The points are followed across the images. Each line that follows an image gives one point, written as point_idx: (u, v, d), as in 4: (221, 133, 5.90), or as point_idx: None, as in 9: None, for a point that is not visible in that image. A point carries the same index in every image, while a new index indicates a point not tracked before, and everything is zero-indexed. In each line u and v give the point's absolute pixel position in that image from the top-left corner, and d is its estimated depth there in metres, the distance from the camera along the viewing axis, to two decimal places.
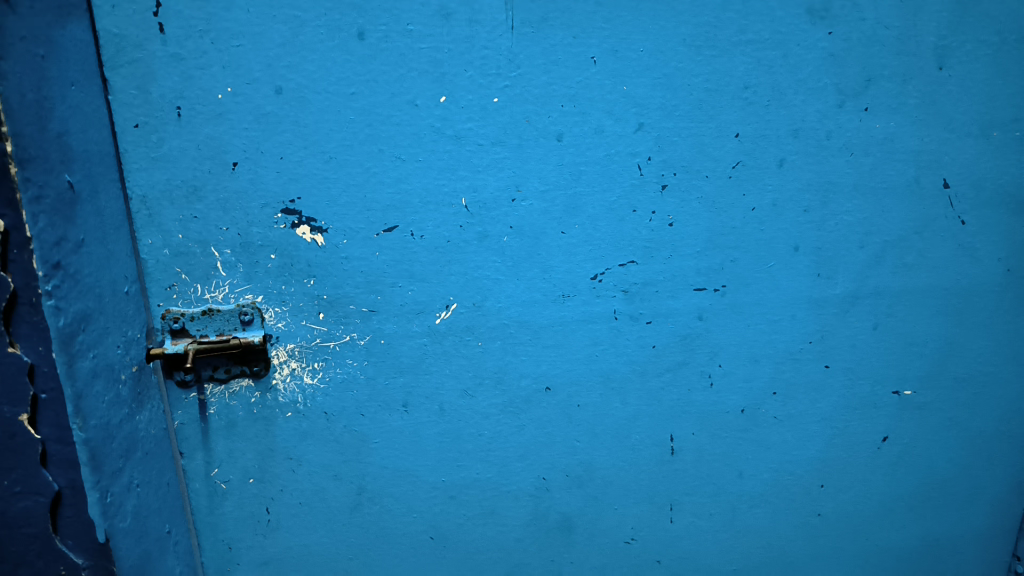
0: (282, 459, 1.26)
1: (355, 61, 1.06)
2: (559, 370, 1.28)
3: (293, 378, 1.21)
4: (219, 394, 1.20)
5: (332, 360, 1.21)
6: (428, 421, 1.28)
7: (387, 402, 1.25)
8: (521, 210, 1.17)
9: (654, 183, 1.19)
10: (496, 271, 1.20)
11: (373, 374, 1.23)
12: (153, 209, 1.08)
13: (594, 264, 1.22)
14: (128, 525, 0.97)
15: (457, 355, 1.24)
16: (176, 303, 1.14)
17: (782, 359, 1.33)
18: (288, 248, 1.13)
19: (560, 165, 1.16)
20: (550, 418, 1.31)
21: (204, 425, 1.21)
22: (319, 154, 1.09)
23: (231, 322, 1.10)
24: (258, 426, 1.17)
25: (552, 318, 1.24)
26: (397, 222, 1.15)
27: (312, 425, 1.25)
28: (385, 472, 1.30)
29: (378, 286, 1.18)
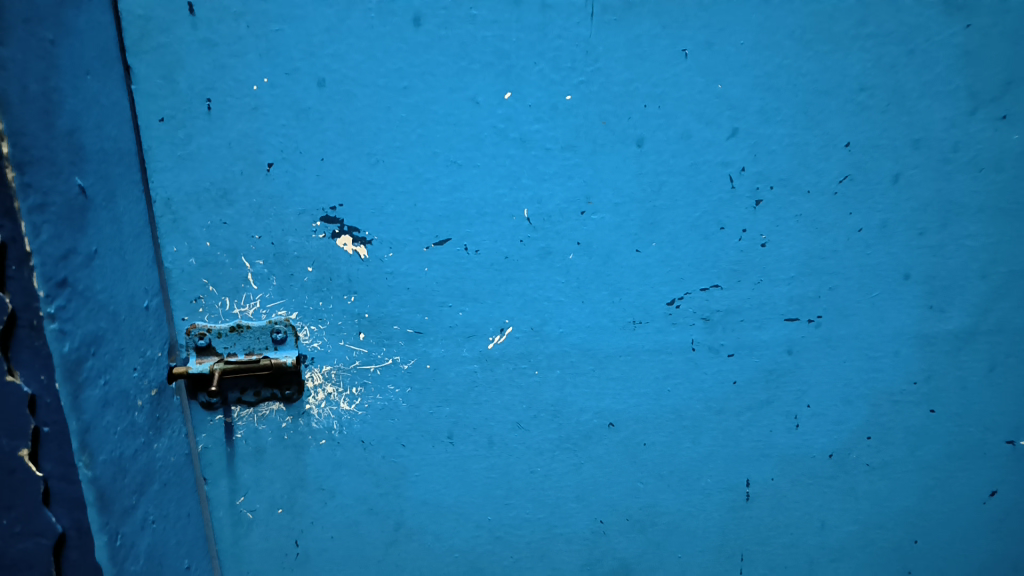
0: (314, 491, 0.88)
1: (410, 50, 0.71)
2: (625, 405, 0.91)
3: (330, 409, 0.85)
4: (246, 419, 0.83)
5: (373, 386, 0.84)
6: (474, 458, 0.90)
7: (418, 443, 0.88)
8: (590, 227, 0.81)
9: (832, 136, 0.82)
10: (559, 294, 0.84)
11: (418, 403, 0.86)
12: (178, 213, 0.74)
13: (675, 291, 0.86)
14: (181, 436, 0.80)
15: (508, 385, 0.87)
16: (201, 317, 0.78)
17: (879, 402, 0.96)
18: (324, 259, 0.78)
19: (657, 167, 0.80)
20: (578, 470, 0.93)
21: (230, 452, 0.85)
22: (364, 156, 0.74)
23: (261, 305, 0.79)
24: (290, 447, 0.86)
25: (632, 353, 0.88)
26: (448, 236, 0.79)
27: (345, 456, 0.87)
28: (428, 507, 0.92)
29: (426, 306, 0.82)
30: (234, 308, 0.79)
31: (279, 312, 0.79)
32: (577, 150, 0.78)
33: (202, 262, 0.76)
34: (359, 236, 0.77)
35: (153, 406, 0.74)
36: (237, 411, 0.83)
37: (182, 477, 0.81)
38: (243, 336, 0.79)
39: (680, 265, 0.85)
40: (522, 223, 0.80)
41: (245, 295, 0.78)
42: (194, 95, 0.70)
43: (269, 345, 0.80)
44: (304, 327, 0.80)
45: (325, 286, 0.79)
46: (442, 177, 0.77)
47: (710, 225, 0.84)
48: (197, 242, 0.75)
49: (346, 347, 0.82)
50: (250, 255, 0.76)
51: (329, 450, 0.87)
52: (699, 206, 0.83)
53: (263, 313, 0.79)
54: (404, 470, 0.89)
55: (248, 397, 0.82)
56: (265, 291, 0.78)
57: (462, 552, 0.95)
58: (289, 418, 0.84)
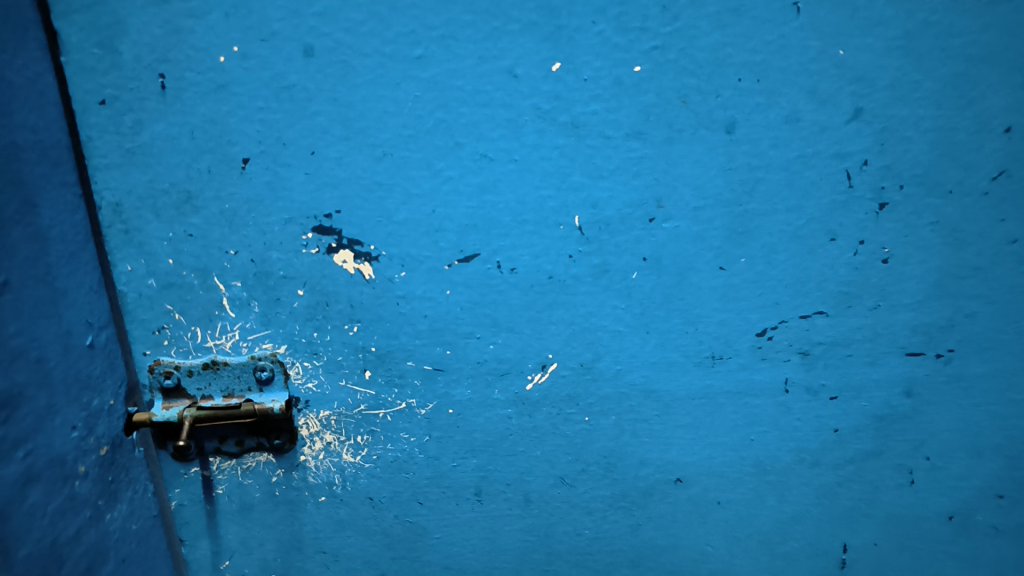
0: (313, 554, 0.73)
1: (425, 5, 0.53)
2: (694, 457, 0.74)
3: (330, 460, 0.69)
4: (228, 472, 0.68)
5: (382, 434, 0.68)
6: (507, 518, 0.74)
7: (439, 500, 0.72)
8: (660, 239, 0.63)
9: (987, 119, 0.61)
10: (617, 323, 0.66)
11: (438, 454, 0.70)
12: (131, 222, 0.57)
13: (766, 320, 0.67)
14: (144, 496, 0.64)
15: (550, 434, 0.70)
16: (167, 351, 0.62)
17: (1017, 454, 0.76)
18: (318, 280, 0.61)
19: (750, 162, 0.61)
20: (635, 531, 0.77)
21: (209, 510, 0.69)
22: (366, 149, 0.57)
23: (241, 336, 0.62)
24: (283, 504, 0.70)
25: (707, 396, 0.70)
26: (477, 250, 0.61)
27: (349, 514, 0.72)
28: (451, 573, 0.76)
29: (448, 338, 0.65)
30: (207, 340, 0.62)
31: (263, 345, 0.63)
32: (646, 138, 0.59)
33: (164, 284, 0.60)
34: (361, 251, 0.60)
35: (102, 468, 0.58)
36: (217, 463, 0.67)
37: (148, 546, 0.65)
38: (219, 374, 0.63)
39: (774, 287, 0.66)
40: (571, 233, 0.62)
41: (219, 324, 0.62)
42: (143, 69, 0.53)
43: (253, 385, 0.64)
44: (296, 363, 0.64)
45: (320, 314, 0.62)
46: (469, 175, 0.59)
47: (815, 236, 0.65)
48: (156, 259, 0.59)
49: (348, 388, 0.66)
50: (225, 275, 0.60)
51: (330, 508, 0.71)
52: (804, 211, 0.63)
53: (243, 346, 0.63)
54: (421, 531, 0.73)
55: (229, 446, 0.66)
56: (245, 320, 0.62)
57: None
58: (280, 471, 0.69)
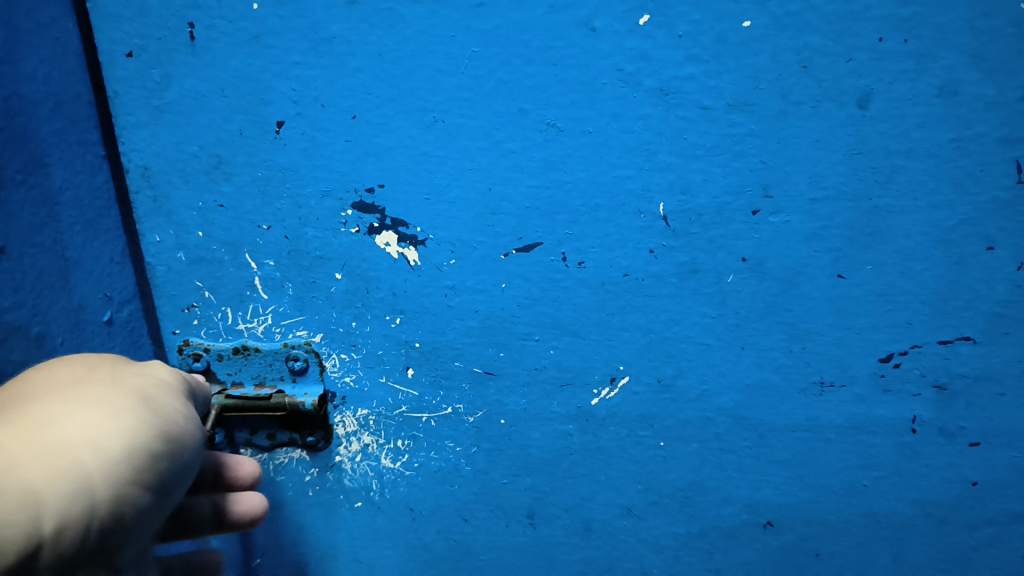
0: (347, 563, 0.67)
1: None
2: (790, 499, 0.62)
3: (367, 464, 0.62)
4: (259, 466, 0.62)
5: (425, 441, 0.61)
6: (563, 547, 0.65)
7: (486, 519, 0.64)
8: (764, 236, 0.51)
9: None
10: (704, 336, 0.55)
11: (487, 468, 0.62)
12: (160, 189, 0.52)
13: (895, 343, 0.55)
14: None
15: (617, 458, 0.61)
16: (196, 332, 0.57)
17: None
18: (357, 264, 0.53)
19: (889, 144, 0.48)
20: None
21: None
22: (414, 114, 0.48)
23: (274, 321, 0.56)
24: (316, 506, 0.64)
25: (813, 429, 0.59)
26: (539, 239, 0.52)
27: (387, 525, 0.65)
28: None
29: (503, 339, 0.56)
30: (238, 323, 0.56)
31: (297, 332, 0.56)
32: (754, 111, 0.47)
33: (194, 259, 0.54)
34: (406, 234, 0.52)
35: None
36: (247, 455, 0.62)
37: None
38: (251, 361, 0.57)
39: (908, 303, 0.53)
40: (655, 224, 0.51)
41: (251, 306, 0.56)
42: (171, 15, 0.47)
43: (285, 375, 0.58)
44: (332, 355, 0.57)
45: (359, 302, 0.55)
46: (533, 149, 0.49)
47: (968, 242, 0.51)
48: (186, 231, 0.53)
49: (389, 386, 0.58)
50: (257, 252, 0.54)
51: (366, 515, 0.64)
52: (954, 210, 0.50)
53: (276, 332, 0.57)
54: (466, 550, 0.66)
55: (261, 439, 0.61)
56: (278, 303, 0.55)
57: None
58: (314, 471, 0.62)
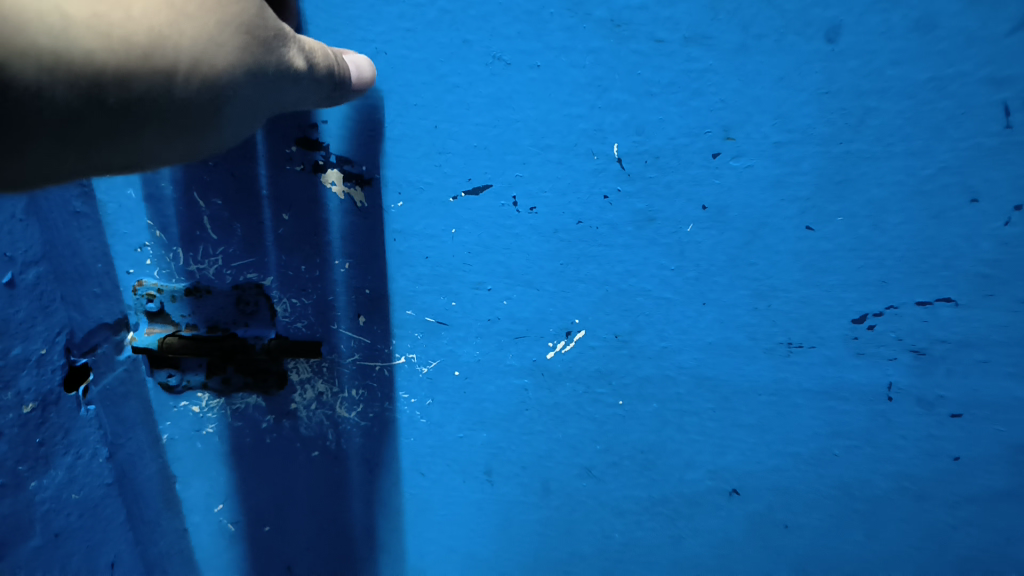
0: (308, 511, 0.67)
1: None
2: (756, 466, 0.59)
3: (323, 413, 0.61)
4: (217, 410, 0.62)
5: (378, 391, 0.60)
6: (522, 505, 0.64)
7: (442, 473, 0.63)
8: (725, 182, 0.48)
9: None
10: (662, 289, 0.52)
11: (443, 421, 0.61)
12: None
13: (867, 303, 0.51)
14: (92, 462, 0.57)
15: (574, 415, 0.59)
16: (150, 272, 0.56)
17: None
18: (305, 204, 0.52)
19: (861, 83, 0.44)
20: (677, 544, 0.64)
21: (200, 448, 0.64)
22: (353, 45, 0.46)
23: (224, 263, 0.55)
24: (274, 453, 0.64)
25: (780, 393, 0.56)
26: (488, 181, 0.50)
27: (345, 475, 0.65)
28: (457, 556, 0.68)
29: (454, 287, 0.54)
30: (190, 265, 0.55)
31: (248, 274, 0.56)
32: (712, 44, 0.44)
33: (147, 196, 0.53)
34: (351, 173, 0.50)
35: (26, 429, 0.50)
36: (201, 401, 0.62)
37: (96, 518, 0.58)
38: (207, 302, 0.57)
39: (882, 260, 0.50)
40: (608, 167, 0.48)
41: (203, 247, 0.55)
42: None
43: (239, 320, 0.57)
44: (283, 299, 0.56)
45: (308, 244, 0.54)
46: (478, 83, 0.47)
47: (948, 194, 0.47)
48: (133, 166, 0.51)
49: (339, 333, 0.57)
50: (206, 190, 0.52)
51: (324, 465, 0.64)
52: (933, 157, 0.46)
53: (227, 274, 0.56)
54: (422, 504, 0.65)
55: (213, 385, 0.60)
56: (228, 244, 0.54)
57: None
58: (271, 417, 0.62)
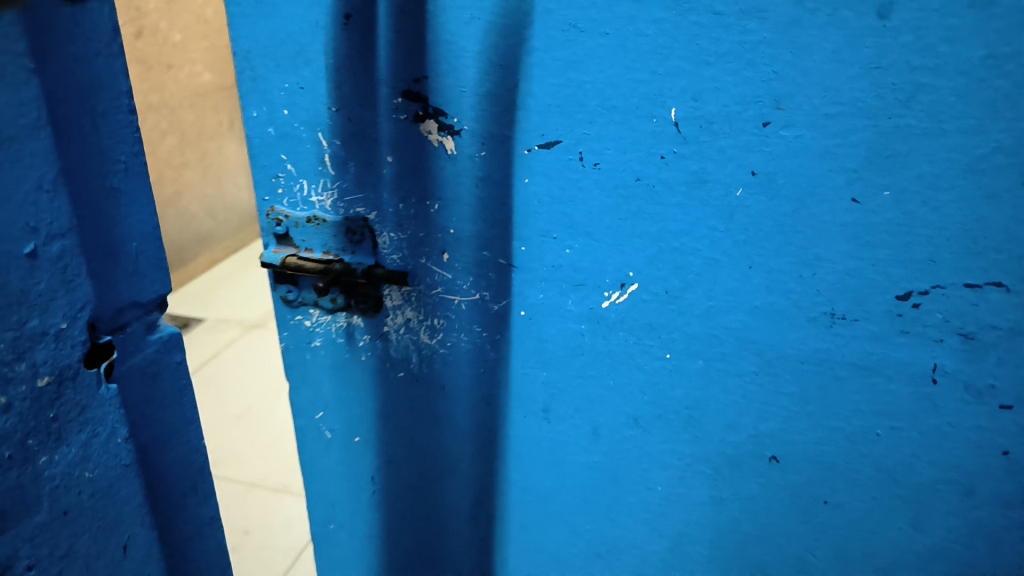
0: (392, 427, 0.76)
1: None
2: (797, 436, 0.61)
3: (409, 337, 0.70)
4: (323, 326, 0.72)
5: (454, 321, 0.68)
6: (574, 447, 0.70)
7: (505, 406, 0.70)
8: (775, 150, 0.51)
9: None
10: (712, 250, 0.56)
11: (508, 356, 0.68)
12: (258, 70, 0.62)
13: (914, 281, 0.52)
14: (113, 440, 0.46)
15: (625, 365, 0.64)
16: (281, 200, 0.68)
17: None
18: (407, 150, 0.62)
19: (911, 58, 0.46)
20: (717, 508, 0.67)
21: (310, 359, 0.74)
22: (456, 13, 0.55)
23: (338, 196, 0.66)
24: (366, 370, 0.73)
25: (822, 364, 0.58)
26: (559, 137, 0.56)
27: (425, 397, 0.73)
28: (515, 491, 0.74)
29: (525, 233, 0.61)
30: (312, 196, 0.67)
31: (356, 208, 0.66)
32: (766, 18, 0.48)
33: (281, 134, 0.65)
34: (445, 124, 0.59)
35: (40, 402, 0.41)
36: (310, 315, 0.72)
37: (113, 500, 0.47)
38: (318, 230, 0.68)
39: (931, 238, 0.51)
40: (666, 129, 0.53)
41: (322, 180, 0.66)
42: None
43: (346, 247, 0.68)
44: (383, 233, 0.66)
45: (408, 185, 0.63)
46: (556, 48, 0.54)
47: (1002, 174, 0.48)
48: (274, 107, 0.64)
49: (429, 267, 0.66)
50: (329, 132, 0.63)
51: (407, 386, 0.73)
52: (986, 137, 0.47)
53: (340, 206, 0.66)
54: (487, 434, 0.72)
55: (323, 303, 0.70)
56: (343, 180, 0.65)
57: (548, 557, 0.76)
58: (367, 337, 0.72)
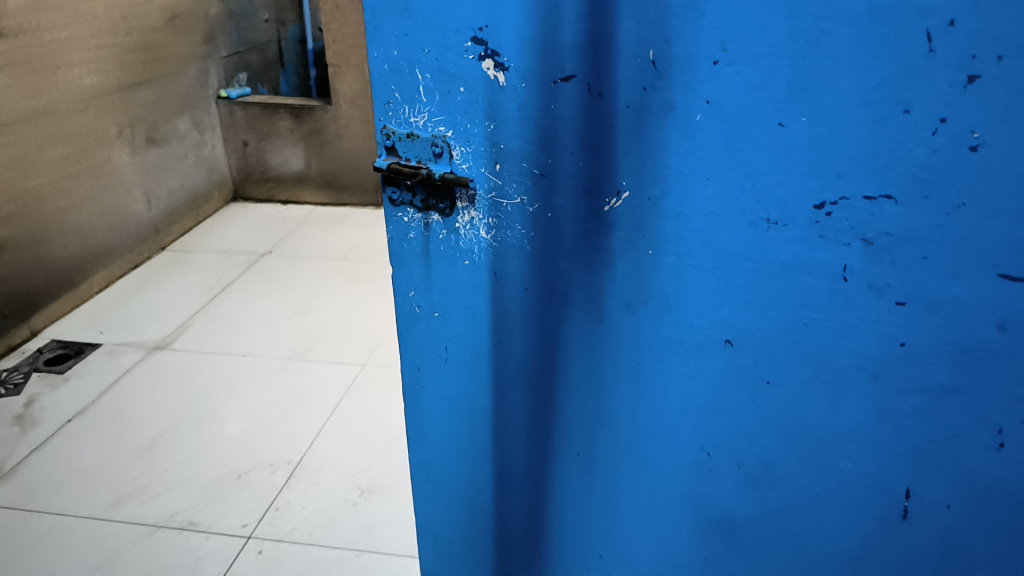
0: (458, 306, 0.87)
1: None
2: (747, 321, 0.76)
3: (473, 232, 0.82)
4: (415, 224, 0.84)
5: (503, 219, 0.80)
6: (588, 327, 0.83)
7: (546, 291, 0.82)
8: (722, 82, 0.66)
9: None
10: (680, 163, 0.71)
11: (538, 250, 0.80)
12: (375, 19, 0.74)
13: (827, 192, 0.68)
14: None
15: (610, 257, 0.78)
16: (387, 117, 0.80)
17: None
18: (474, 82, 0.74)
19: (816, 10, 0.62)
20: (689, 381, 0.81)
21: (403, 249, 0.87)
22: None
23: (428, 117, 0.78)
24: (441, 259, 0.85)
25: (761, 261, 0.73)
26: (575, 73, 0.70)
27: (483, 282, 0.85)
28: (544, 367, 0.87)
29: (551, 149, 0.75)
30: (410, 117, 0.79)
31: (439, 127, 0.78)
32: None
33: (393, 70, 0.77)
34: (500, 62, 0.72)
35: None
36: (409, 214, 0.84)
37: None
38: (415, 144, 0.80)
39: (837, 156, 0.66)
40: (646, 66, 0.68)
41: (416, 104, 0.78)
42: None
43: (431, 157, 0.80)
44: (457, 148, 0.78)
45: (477, 107, 0.76)
46: None
47: (886, 103, 0.63)
48: (388, 49, 0.76)
49: (486, 174, 0.78)
50: (422, 66, 0.75)
51: (471, 273, 0.85)
52: (872, 73, 0.62)
53: (428, 125, 0.79)
54: (521, 318, 0.85)
55: (417, 202, 0.83)
56: (430, 105, 0.77)
57: (565, 421, 0.90)
58: (445, 232, 0.84)
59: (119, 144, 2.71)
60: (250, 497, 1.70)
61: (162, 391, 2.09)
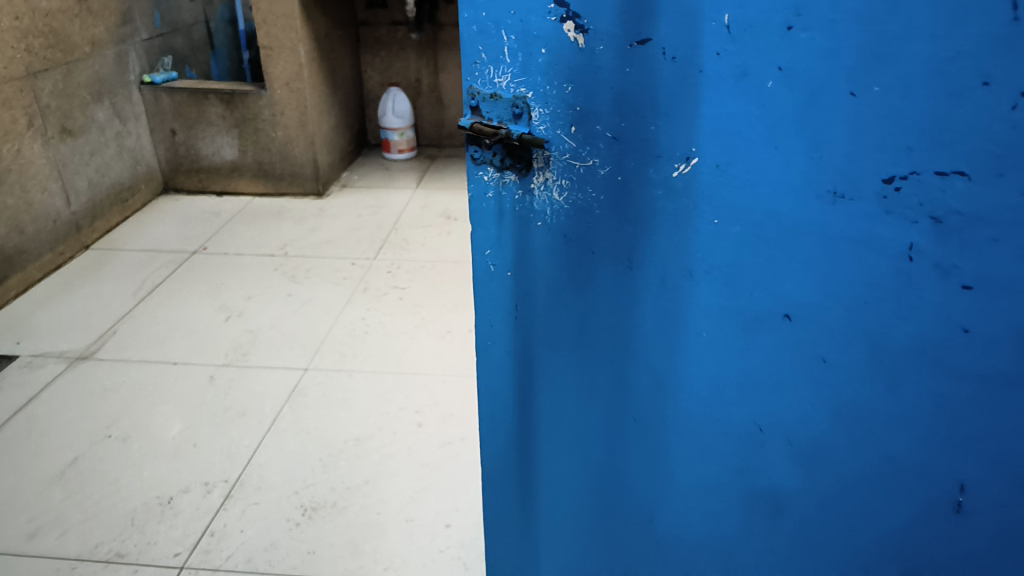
0: (527, 268, 0.81)
1: None
2: (807, 295, 0.69)
3: (547, 195, 0.76)
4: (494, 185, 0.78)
5: (575, 181, 0.74)
6: (650, 295, 0.76)
7: (614, 253, 0.76)
8: (795, 49, 0.61)
9: None
10: (751, 131, 0.65)
11: (609, 213, 0.74)
12: None
13: (896, 166, 0.61)
14: None
15: (685, 223, 0.71)
16: (472, 75, 0.74)
17: None
18: (553, 46, 0.69)
19: None
20: (742, 354, 0.75)
21: (479, 211, 0.80)
22: None
23: (511, 79, 0.72)
24: (514, 221, 0.79)
25: (823, 234, 0.66)
26: (650, 37, 0.66)
27: (557, 245, 0.78)
28: (604, 336, 0.81)
29: (623, 113, 0.69)
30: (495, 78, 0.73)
31: (521, 89, 0.72)
32: None
33: (482, 31, 0.72)
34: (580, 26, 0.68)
35: None
36: (488, 172, 0.77)
37: None
38: (497, 104, 0.74)
39: (910, 129, 0.60)
40: (719, 31, 0.63)
41: (500, 68, 0.72)
42: None
43: (511, 120, 0.74)
44: (535, 110, 0.73)
45: (563, 66, 0.70)
46: None
47: (963, 76, 0.57)
48: (477, 10, 0.71)
49: (559, 137, 0.73)
50: (507, 28, 0.70)
51: (542, 234, 0.78)
52: (951, 41, 0.57)
53: (512, 87, 0.73)
54: (580, 279, 0.79)
55: (496, 160, 0.76)
56: (512, 67, 0.72)
57: (624, 394, 0.84)
58: (519, 194, 0.77)
59: (31, 136, 2.47)
60: (182, 525, 1.54)
61: (101, 403, 1.92)
